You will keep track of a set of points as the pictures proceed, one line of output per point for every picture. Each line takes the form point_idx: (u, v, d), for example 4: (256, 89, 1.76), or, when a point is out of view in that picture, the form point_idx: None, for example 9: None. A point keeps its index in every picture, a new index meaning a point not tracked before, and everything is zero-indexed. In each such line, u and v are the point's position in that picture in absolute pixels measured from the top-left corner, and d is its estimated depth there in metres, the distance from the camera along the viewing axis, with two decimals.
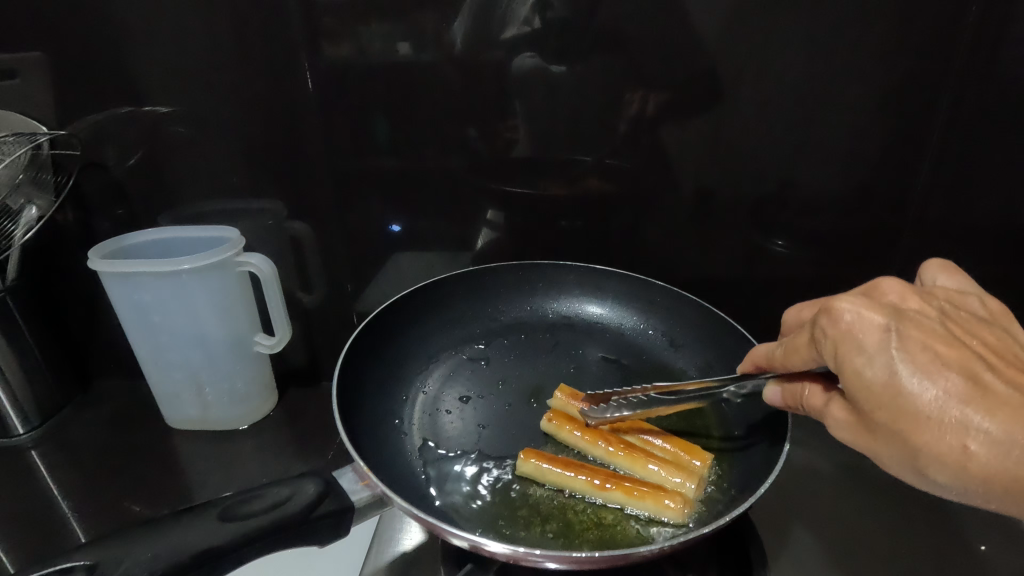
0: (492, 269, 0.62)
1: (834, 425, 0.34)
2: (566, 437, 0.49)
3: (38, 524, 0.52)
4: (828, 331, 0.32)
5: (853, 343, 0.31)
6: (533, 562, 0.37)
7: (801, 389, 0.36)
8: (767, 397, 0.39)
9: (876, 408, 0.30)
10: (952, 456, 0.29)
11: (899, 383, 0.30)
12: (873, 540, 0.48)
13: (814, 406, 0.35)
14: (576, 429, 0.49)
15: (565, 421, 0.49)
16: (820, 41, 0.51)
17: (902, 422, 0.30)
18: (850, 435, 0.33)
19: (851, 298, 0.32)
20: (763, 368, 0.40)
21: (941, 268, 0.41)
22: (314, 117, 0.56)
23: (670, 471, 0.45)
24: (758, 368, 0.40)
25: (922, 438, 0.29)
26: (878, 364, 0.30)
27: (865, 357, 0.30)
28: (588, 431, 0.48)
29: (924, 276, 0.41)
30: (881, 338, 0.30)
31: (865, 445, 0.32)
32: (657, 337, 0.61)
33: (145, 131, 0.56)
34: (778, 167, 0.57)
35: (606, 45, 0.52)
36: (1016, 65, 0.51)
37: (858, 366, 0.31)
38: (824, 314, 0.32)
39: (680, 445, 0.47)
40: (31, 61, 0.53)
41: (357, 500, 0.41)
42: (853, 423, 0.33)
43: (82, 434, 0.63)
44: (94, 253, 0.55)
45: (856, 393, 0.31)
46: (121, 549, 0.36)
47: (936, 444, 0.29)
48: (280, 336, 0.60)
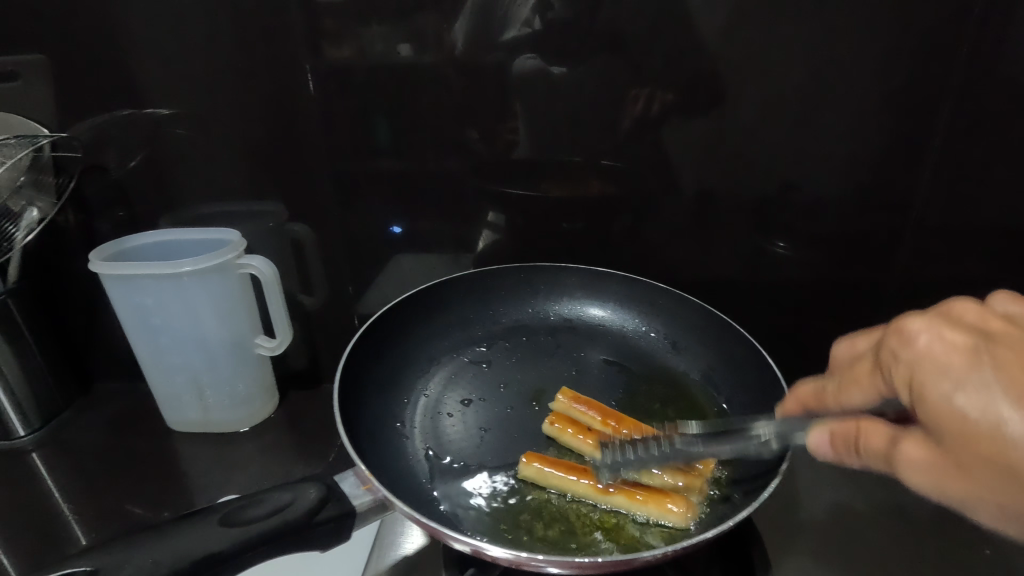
0: (494, 271, 0.62)
1: (907, 469, 0.29)
2: (569, 440, 0.49)
3: (39, 527, 0.52)
4: (900, 354, 0.30)
5: (935, 367, 0.28)
6: (535, 567, 0.37)
7: (856, 429, 0.32)
8: (811, 443, 0.34)
9: (969, 440, 0.26)
10: None
11: (998, 411, 0.25)
12: (878, 544, 0.48)
13: (874, 449, 0.31)
14: (578, 433, 0.49)
15: (567, 425, 0.49)
16: (822, 42, 0.51)
17: (1003, 456, 0.25)
18: (931, 477, 0.28)
19: (924, 320, 0.30)
20: (811, 408, 0.37)
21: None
22: (314, 119, 0.56)
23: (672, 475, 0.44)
24: (805, 409, 0.37)
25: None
26: (971, 390, 0.26)
27: (952, 382, 0.27)
28: (590, 435, 0.48)
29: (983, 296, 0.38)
30: (968, 358, 0.27)
31: (953, 487, 0.28)
32: (658, 340, 0.61)
33: (146, 134, 0.56)
34: (779, 168, 0.57)
35: (608, 47, 0.52)
36: (1018, 66, 0.51)
37: (945, 392, 0.27)
38: (894, 336, 0.30)
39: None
40: (31, 63, 0.53)
41: (358, 504, 0.41)
42: (935, 463, 0.28)
43: (84, 437, 0.63)
44: (94, 256, 0.55)
45: (942, 424, 0.27)
46: (121, 554, 0.36)
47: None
48: (281, 339, 0.60)
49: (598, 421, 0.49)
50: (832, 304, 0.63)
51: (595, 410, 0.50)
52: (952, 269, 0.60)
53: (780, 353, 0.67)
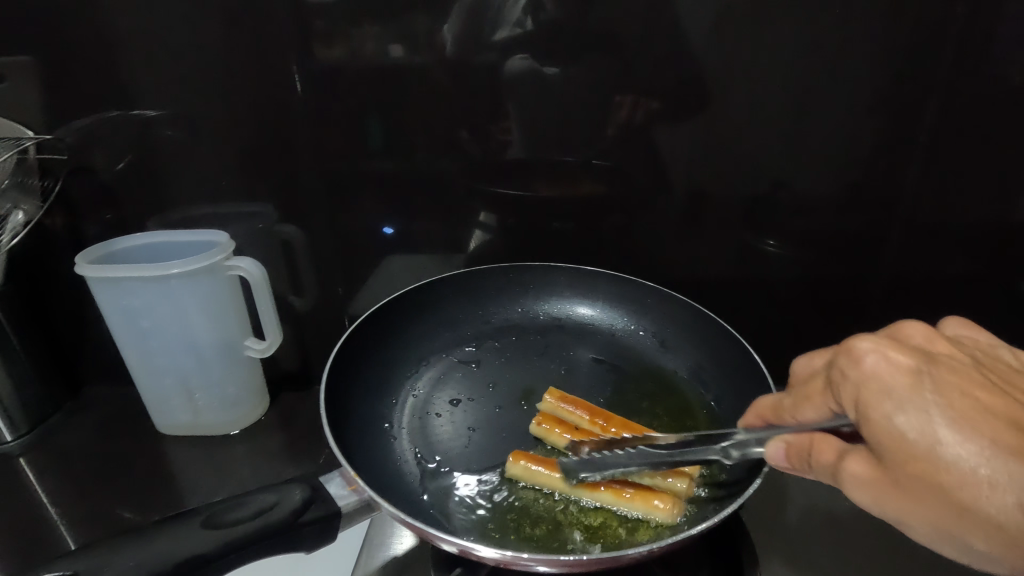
0: (484, 271, 0.62)
1: (850, 484, 0.31)
2: (556, 440, 0.49)
3: (26, 531, 0.52)
4: (849, 373, 0.32)
5: (879, 387, 0.30)
6: (523, 566, 0.37)
7: (809, 443, 0.34)
8: (770, 456, 0.35)
9: (907, 460, 0.29)
10: (997, 514, 0.27)
11: (934, 434, 0.28)
12: (868, 541, 0.48)
13: (823, 463, 0.32)
14: (566, 432, 0.49)
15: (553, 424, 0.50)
16: (810, 41, 0.51)
17: (935, 475, 0.28)
18: (872, 493, 0.31)
19: (872, 341, 0.32)
20: (768, 421, 0.39)
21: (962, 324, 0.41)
22: (305, 120, 0.55)
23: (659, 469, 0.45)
24: (764, 421, 0.39)
25: (964, 495, 0.27)
26: (912, 413, 0.29)
27: (894, 403, 0.29)
28: (578, 434, 0.48)
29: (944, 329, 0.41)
30: (911, 382, 0.30)
31: (891, 505, 0.30)
32: (648, 338, 0.61)
33: (133, 135, 0.56)
34: (769, 167, 0.57)
35: (598, 46, 0.52)
36: (1004, 65, 0.51)
37: (887, 413, 0.29)
38: (843, 355, 0.32)
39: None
40: (17, 65, 0.53)
41: (344, 505, 0.42)
42: (878, 478, 0.30)
43: (72, 440, 0.62)
44: (81, 259, 0.54)
45: (883, 444, 0.29)
46: (105, 557, 0.36)
47: (983, 503, 0.27)
48: (271, 340, 0.60)
49: (586, 419, 0.49)
50: (822, 301, 0.64)
51: (583, 410, 0.50)
52: (939, 267, 0.60)
53: (770, 351, 0.67)
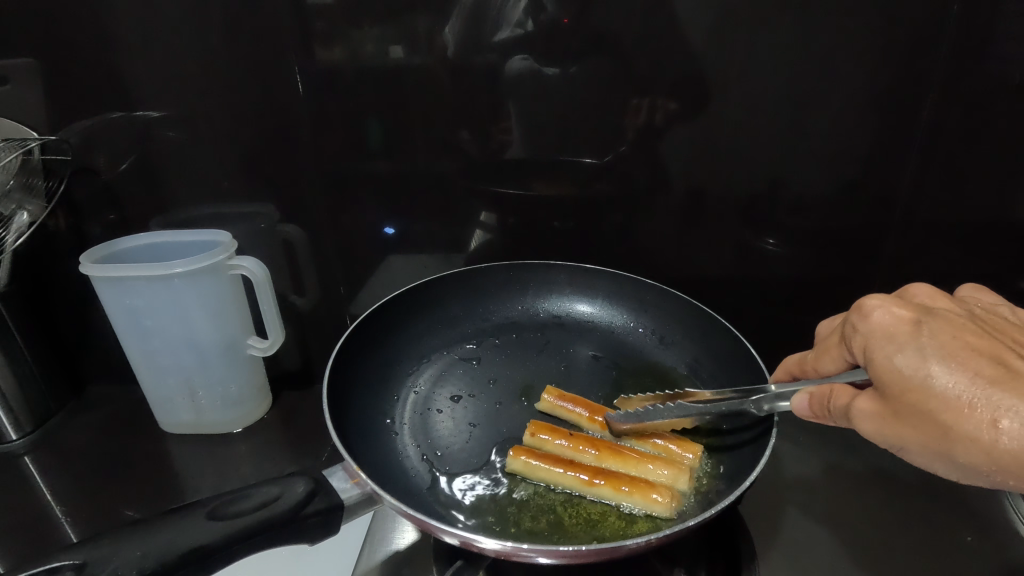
0: (484, 269, 0.63)
1: (859, 420, 0.33)
2: (552, 449, 0.48)
3: (30, 528, 0.52)
4: (859, 327, 0.33)
5: (883, 334, 0.32)
6: (524, 557, 0.37)
7: (828, 391, 0.35)
8: (795, 407, 0.38)
9: (904, 392, 0.31)
10: (983, 435, 0.29)
11: (927, 368, 0.30)
12: (866, 534, 0.49)
13: (838, 405, 0.34)
14: (559, 438, 0.48)
15: (550, 431, 0.48)
16: (808, 41, 0.52)
17: (929, 404, 0.30)
18: (877, 426, 0.32)
19: (879, 297, 0.33)
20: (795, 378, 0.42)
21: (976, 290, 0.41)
22: (307, 121, 0.56)
23: (657, 465, 0.45)
24: (791, 376, 0.42)
25: (950, 419, 0.30)
26: (910, 353, 0.31)
27: (895, 346, 0.31)
28: (573, 438, 0.47)
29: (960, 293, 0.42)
30: (911, 328, 0.31)
31: (893, 434, 0.32)
32: (647, 335, 0.62)
33: (136, 137, 0.56)
34: (768, 165, 0.57)
35: (596, 46, 0.52)
36: (1002, 62, 0.51)
37: (889, 354, 0.31)
38: (854, 311, 0.34)
39: (673, 440, 0.47)
40: (22, 67, 0.54)
41: (347, 498, 0.42)
42: (884, 413, 0.32)
43: (76, 439, 0.63)
44: (85, 258, 0.55)
45: (884, 379, 0.32)
46: (110, 548, 0.36)
47: (966, 424, 0.29)
48: (273, 339, 0.60)
49: (584, 417, 0.50)
50: (820, 299, 0.64)
51: (581, 407, 0.51)
52: (938, 264, 0.61)
53: (769, 348, 0.68)
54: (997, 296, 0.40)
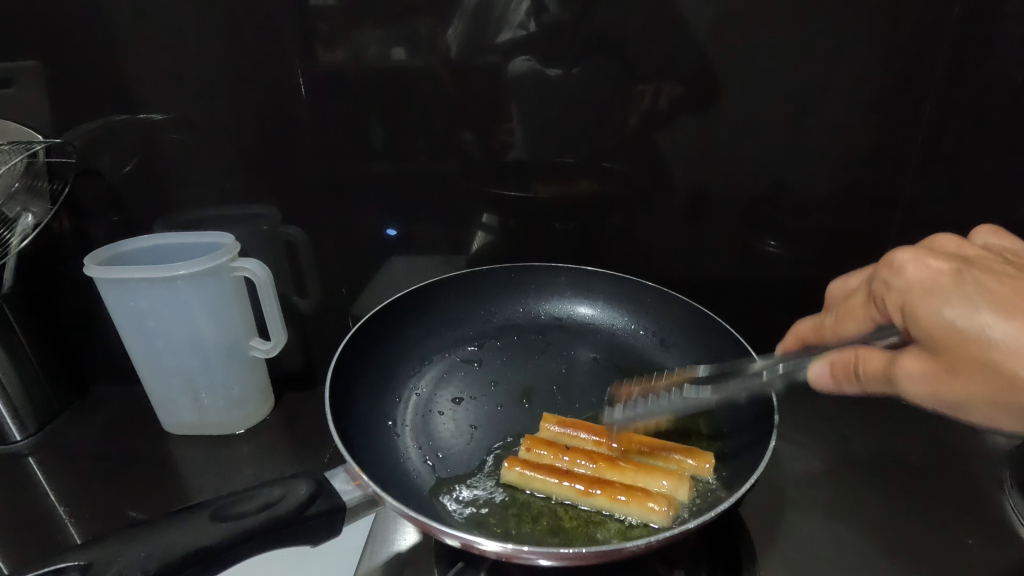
0: (485, 271, 0.63)
1: (907, 382, 0.32)
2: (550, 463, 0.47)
3: (34, 528, 0.53)
4: (892, 282, 0.33)
5: (922, 288, 0.31)
6: (525, 560, 0.37)
7: (853, 358, 0.35)
8: (815, 375, 0.37)
9: (959, 346, 0.30)
10: None
11: (982, 319, 0.29)
12: (866, 536, 0.48)
13: (874, 369, 0.34)
14: (561, 453, 0.47)
15: (548, 446, 0.48)
16: (809, 43, 0.52)
17: (988, 356, 0.29)
18: (929, 388, 0.32)
19: (910, 249, 0.33)
20: (810, 343, 0.42)
21: (991, 232, 0.39)
22: (309, 123, 0.56)
23: (655, 478, 0.45)
24: (805, 342, 0.42)
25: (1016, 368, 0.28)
26: (958, 304, 0.30)
27: (940, 298, 0.31)
28: (571, 452, 0.47)
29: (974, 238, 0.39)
30: (952, 278, 0.31)
31: (947, 391, 0.31)
32: (647, 338, 0.62)
33: (139, 139, 0.57)
34: (769, 167, 0.57)
35: (598, 48, 0.53)
36: (1002, 62, 0.51)
37: (935, 307, 0.31)
38: (885, 266, 0.34)
39: (684, 451, 0.47)
40: (27, 70, 0.54)
41: (349, 499, 0.42)
42: (931, 372, 0.31)
43: (79, 440, 0.63)
44: (89, 260, 0.55)
45: (935, 335, 0.31)
46: (114, 549, 0.36)
47: None
48: (276, 340, 0.61)
49: (590, 441, 0.49)
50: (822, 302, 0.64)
51: (585, 431, 0.49)
52: None
53: (770, 351, 0.68)
54: (1018, 238, 0.38)
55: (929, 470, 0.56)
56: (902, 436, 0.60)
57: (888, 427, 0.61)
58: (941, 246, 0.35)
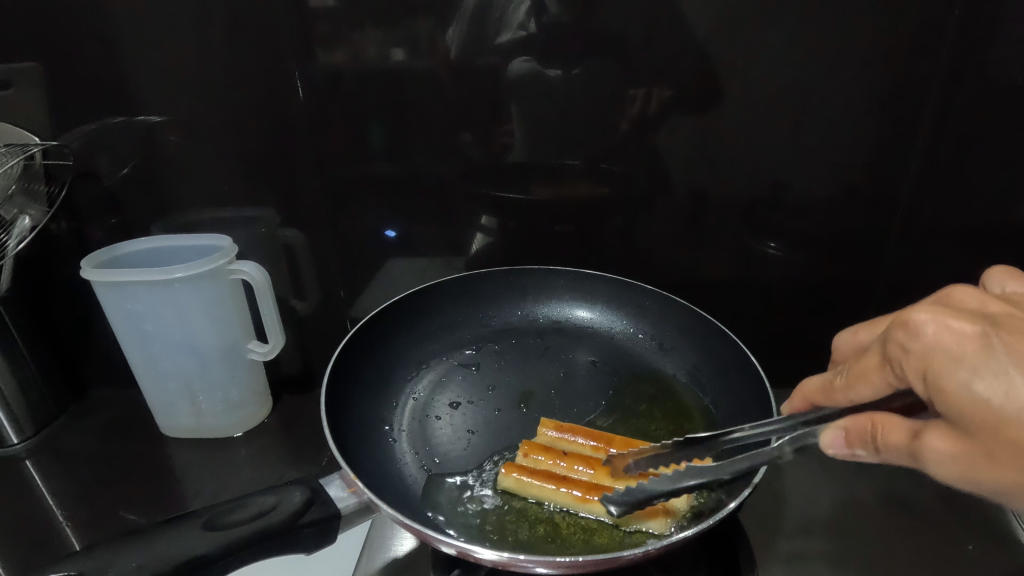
0: (483, 275, 0.62)
1: (933, 461, 0.29)
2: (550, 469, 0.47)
3: (32, 532, 0.53)
4: (909, 347, 0.30)
5: (947, 356, 0.28)
6: (522, 568, 0.37)
7: (870, 424, 0.32)
8: (828, 445, 0.33)
9: (996, 427, 0.27)
10: None
11: (1020, 396, 0.26)
12: (866, 542, 0.48)
13: (895, 442, 0.30)
14: (558, 459, 0.47)
15: (546, 451, 0.47)
16: (810, 43, 0.51)
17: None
18: (959, 469, 0.29)
19: (927, 309, 0.30)
20: (819, 404, 0.37)
21: (1007, 274, 0.36)
22: (308, 125, 0.56)
23: None
24: (811, 403, 0.37)
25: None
26: (990, 377, 0.27)
27: (968, 369, 0.27)
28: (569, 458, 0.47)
29: (990, 284, 0.37)
30: (980, 346, 0.27)
31: (982, 475, 0.28)
32: (646, 341, 0.61)
33: (138, 141, 0.57)
34: (769, 169, 0.57)
35: (597, 49, 0.52)
36: (1005, 64, 0.51)
37: (963, 380, 0.27)
38: (900, 327, 0.30)
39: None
40: (25, 71, 0.54)
41: (343, 507, 0.43)
42: (962, 453, 0.28)
43: (77, 443, 0.63)
44: (85, 263, 0.55)
45: (964, 411, 0.28)
46: (107, 559, 0.37)
47: None
48: (274, 343, 0.60)
49: (588, 446, 0.48)
50: (822, 304, 0.64)
51: (583, 436, 0.49)
52: (939, 270, 0.60)
53: (770, 353, 0.68)
54: None
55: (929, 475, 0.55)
56: None
57: None
58: (961, 302, 0.32)
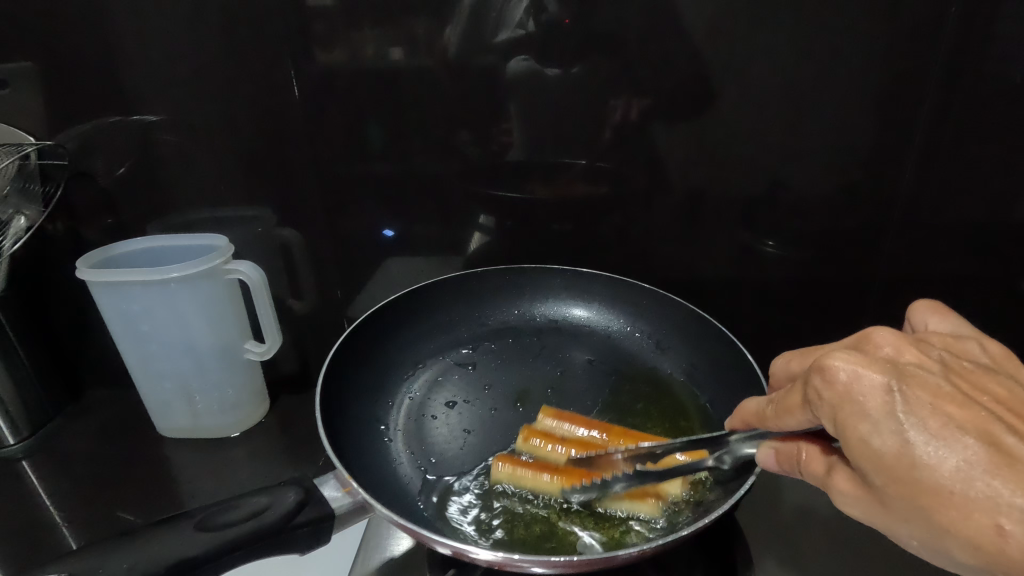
0: (480, 274, 0.62)
1: (841, 500, 0.30)
2: (546, 454, 0.48)
3: (28, 532, 0.52)
4: (823, 393, 0.29)
5: (855, 408, 0.27)
6: (517, 568, 0.37)
7: (796, 453, 0.33)
8: (762, 462, 0.35)
9: (888, 480, 0.27)
10: (987, 540, 0.24)
11: (911, 453, 0.26)
12: (866, 541, 0.48)
13: (812, 474, 0.31)
14: (554, 445, 0.48)
15: (544, 437, 0.49)
16: (807, 41, 0.51)
17: (918, 498, 0.26)
18: (860, 511, 0.29)
19: (845, 354, 0.29)
20: (753, 426, 0.36)
21: (932, 309, 0.38)
22: (304, 124, 0.56)
23: None
24: (748, 425, 0.36)
25: (948, 518, 0.25)
26: (886, 434, 0.27)
27: (870, 423, 0.27)
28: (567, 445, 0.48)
29: (916, 321, 0.39)
30: (884, 402, 0.27)
31: (879, 521, 0.28)
32: (643, 340, 0.61)
33: (134, 141, 0.56)
34: (767, 168, 0.57)
35: (594, 48, 0.52)
36: (1005, 62, 0.51)
37: (862, 434, 0.27)
38: (817, 371, 0.29)
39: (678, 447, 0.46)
40: (20, 71, 0.53)
41: (337, 507, 0.42)
42: (862, 497, 0.28)
43: (74, 443, 0.63)
44: (81, 263, 0.55)
45: (862, 462, 0.27)
46: (100, 559, 0.37)
47: (965, 526, 0.25)
48: (270, 343, 0.60)
49: (586, 435, 0.49)
50: (820, 302, 0.64)
51: (580, 425, 0.50)
52: (938, 268, 0.60)
53: (769, 352, 0.68)
54: (957, 316, 0.37)
55: None
56: None
57: None
58: (875, 347, 0.31)
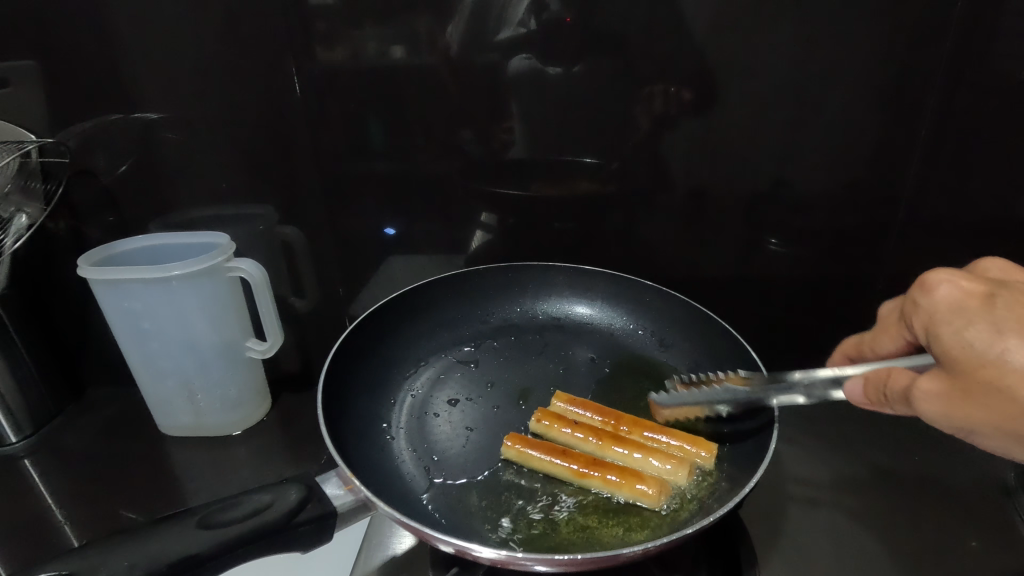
0: (483, 271, 0.62)
1: (921, 401, 0.33)
2: (556, 436, 0.49)
3: (30, 530, 0.52)
4: (920, 302, 0.34)
5: (951, 308, 0.32)
6: (521, 566, 0.36)
7: (884, 376, 0.35)
8: (848, 391, 0.38)
9: (975, 369, 0.30)
10: None
11: (1002, 343, 0.29)
12: (870, 538, 0.48)
13: (895, 385, 0.34)
14: (565, 427, 0.49)
15: (556, 419, 0.49)
16: (811, 39, 0.51)
17: (1002, 382, 0.29)
18: (940, 406, 0.32)
19: (944, 272, 0.34)
20: (854, 357, 0.43)
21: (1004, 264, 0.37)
22: (305, 122, 0.56)
23: (659, 458, 0.46)
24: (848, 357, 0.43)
25: None
26: (983, 327, 0.30)
27: (964, 320, 0.31)
28: (577, 428, 0.48)
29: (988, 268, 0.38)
30: (982, 301, 0.31)
31: (960, 415, 0.31)
32: (646, 337, 0.61)
33: (134, 139, 0.56)
34: (770, 165, 0.57)
35: (598, 46, 0.52)
36: (1010, 58, 0.51)
37: (958, 329, 0.31)
38: (916, 288, 0.34)
39: (685, 438, 0.47)
40: (22, 69, 0.53)
41: (339, 505, 0.43)
42: (946, 392, 0.32)
43: (76, 442, 0.63)
44: (83, 261, 0.55)
45: (953, 354, 0.31)
46: (103, 557, 0.36)
47: None
48: (272, 342, 0.60)
49: (595, 421, 0.50)
50: (823, 300, 0.63)
51: (591, 410, 0.50)
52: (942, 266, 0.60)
53: (771, 350, 0.67)
54: None
55: (934, 472, 0.55)
56: (905, 436, 0.59)
57: (892, 427, 0.61)
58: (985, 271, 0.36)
